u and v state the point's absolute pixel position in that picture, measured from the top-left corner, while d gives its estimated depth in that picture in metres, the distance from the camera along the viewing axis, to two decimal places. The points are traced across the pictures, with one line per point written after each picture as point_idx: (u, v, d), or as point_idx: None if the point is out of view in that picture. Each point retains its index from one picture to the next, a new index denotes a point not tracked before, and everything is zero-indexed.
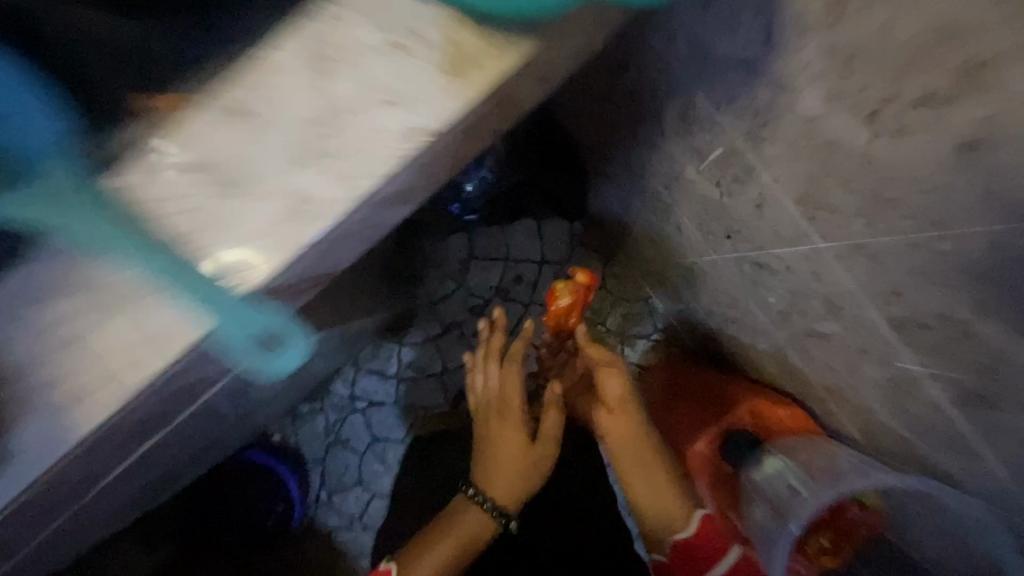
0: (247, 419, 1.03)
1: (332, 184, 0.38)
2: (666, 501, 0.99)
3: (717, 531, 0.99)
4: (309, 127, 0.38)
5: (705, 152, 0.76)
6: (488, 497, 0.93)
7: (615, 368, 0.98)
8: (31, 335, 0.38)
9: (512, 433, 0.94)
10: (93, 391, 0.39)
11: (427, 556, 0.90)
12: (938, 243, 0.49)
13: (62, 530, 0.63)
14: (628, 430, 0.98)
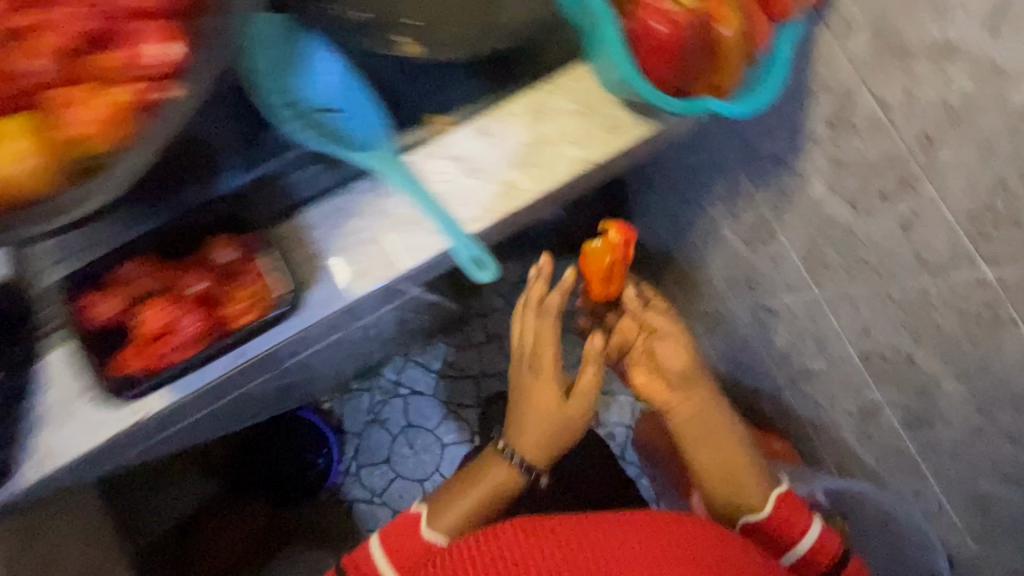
0: (329, 376, 1.21)
1: (533, 180, 0.65)
2: (740, 485, 0.76)
3: (803, 523, 0.73)
4: (525, 147, 0.66)
5: (740, 216, 0.99)
6: (517, 453, 0.75)
7: (669, 329, 0.80)
8: (341, 233, 0.64)
9: (546, 389, 0.74)
10: (366, 273, 0.63)
11: (450, 504, 0.72)
12: (900, 291, 0.72)
13: (221, 405, 0.81)
14: (682, 384, 0.79)
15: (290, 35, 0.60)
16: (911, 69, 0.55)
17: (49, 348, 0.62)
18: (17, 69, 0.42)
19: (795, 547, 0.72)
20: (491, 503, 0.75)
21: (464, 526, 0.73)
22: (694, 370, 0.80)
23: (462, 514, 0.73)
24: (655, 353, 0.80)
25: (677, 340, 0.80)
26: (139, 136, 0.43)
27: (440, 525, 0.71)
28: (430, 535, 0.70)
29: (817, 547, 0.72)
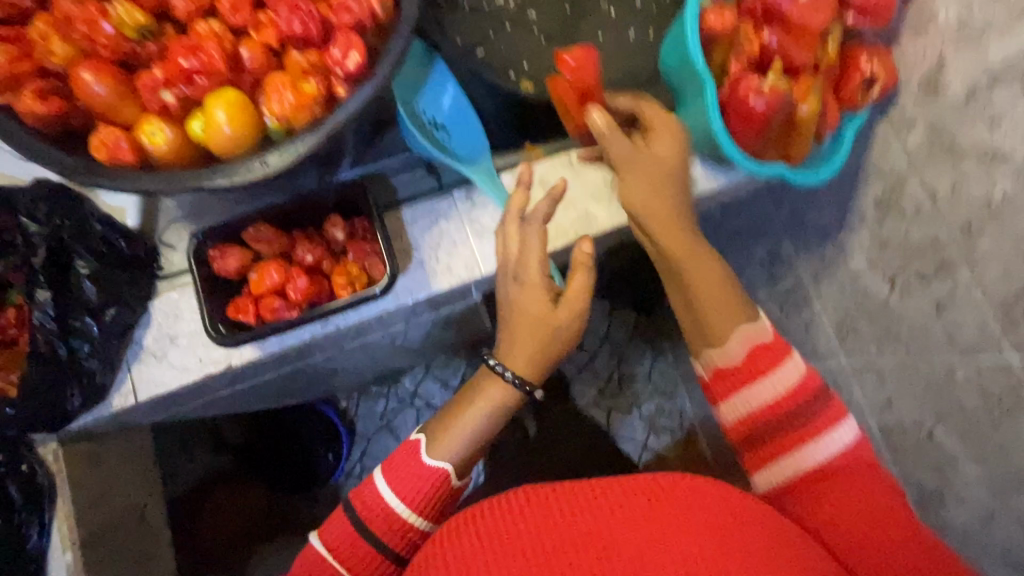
0: (356, 381, 1.21)
1: (606, 214, 0.74)
2: (729, 304, 0.64)
3: (774, 352, 0.62)
4: (604, 183, 0.74)
5: (780, 281, 1.02)
6: (508, 369, 0.64)
7: (637, 163, 0.64)
8: (434, 233, 0.72)
9: (535, 292, 0.63)
10: (448, 272, 0.71)
11: (446, 435, 0.63)
12: (919, 372, 0.75)
13: (271, 381, 0.85)
14: (659, 213, 0.64)
15: (423, 65, 0.72)
16: (959, 165, 0.62)
17: (164, 291, 0.69)
18: (238, 55, 0.50)
19: (730, 357, 0.63)
20: (490, 428, 0.64)
21: (470, 454, 0.63)
22: (670, 177, 0.65)
23: (466, 442, 0.63)
24: (630, 188, 0.64)
25: (662, 166, 0.65)
26: (323, 121, 0.49)
27: (441, 451, 0.62)
28: (433, 463, 0.62)
29: (794, 389, 0.61)
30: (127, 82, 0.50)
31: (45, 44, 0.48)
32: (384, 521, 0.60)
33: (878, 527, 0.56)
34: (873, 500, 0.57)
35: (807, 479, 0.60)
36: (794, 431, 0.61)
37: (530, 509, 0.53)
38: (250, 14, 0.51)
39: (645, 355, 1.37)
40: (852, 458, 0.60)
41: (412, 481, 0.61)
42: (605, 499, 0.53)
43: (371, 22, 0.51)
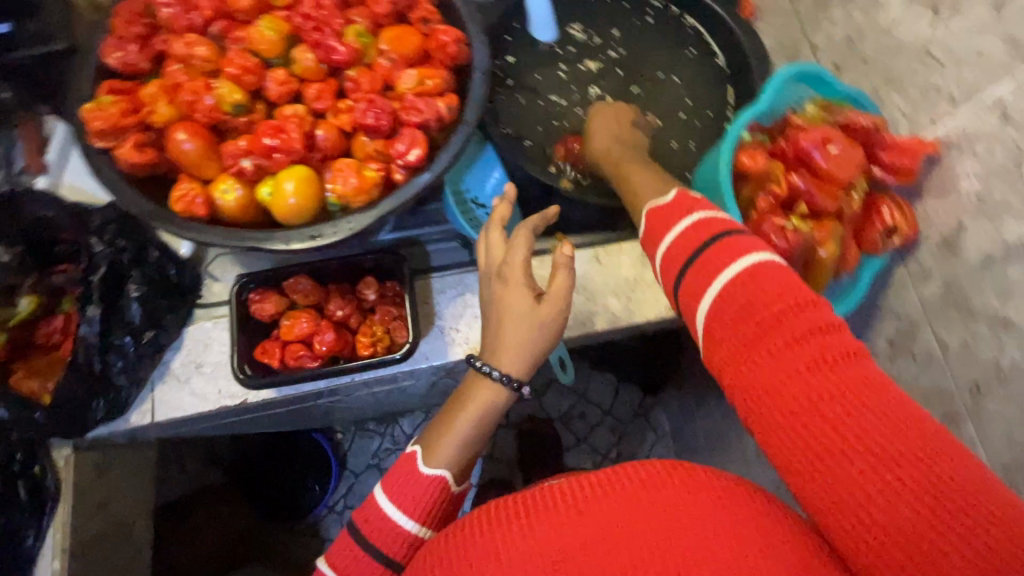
0: (354, 421, 1.23)
1: (624, 312, 0.77)
2: (652, 192, 0.60)
3: (677, 213, 0.52)
4: (625, 281, 0.78)
5: None
6: (495, 369, 0.56)
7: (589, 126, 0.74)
8: (457, 304, 0.75)
9: (514, 272, 0.56)
10: (465, 344, 0.74)
11: (443, 443, 0.55)
12: None
13: (277, 415, 0.87)
14: (603, 152, 0.71)
15: (474, 147, 0.79)
16: (971, 325, 0.63)
17: (200, 319, 0.74)
18: (314, 135, 0.57)
19: (674, 234, 0.50)
20: (483, 429, 0.56)
21: (464, 461, 0.56)
22: (635, 140, 0.72)
23: (464, 446, 0.56)
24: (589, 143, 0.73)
25: (599, 119, 0.74)
26: (379, 204, 0.54)
27: (437, 457, 0.54)
28: (431, 472, 0.54)
29: (720, 250, 0.46)
30: (213, 144, 0.56)
31: (155, 108, 0.56)
32: (390, 532, 0.53)
33: (845, 425, 0.37)
34: (838, 389, 0.38)
35: (766, 350, 0.41)
36: (780, 324, 0.41)
37: (509, 503, 0.46)
38: (331, 100, 0.57)
39: (646, 438, 1.36)
40: (812, 323, 0.41)
41: (410, 489, 0.54)
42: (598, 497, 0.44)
43: (435, 122, 0.57)
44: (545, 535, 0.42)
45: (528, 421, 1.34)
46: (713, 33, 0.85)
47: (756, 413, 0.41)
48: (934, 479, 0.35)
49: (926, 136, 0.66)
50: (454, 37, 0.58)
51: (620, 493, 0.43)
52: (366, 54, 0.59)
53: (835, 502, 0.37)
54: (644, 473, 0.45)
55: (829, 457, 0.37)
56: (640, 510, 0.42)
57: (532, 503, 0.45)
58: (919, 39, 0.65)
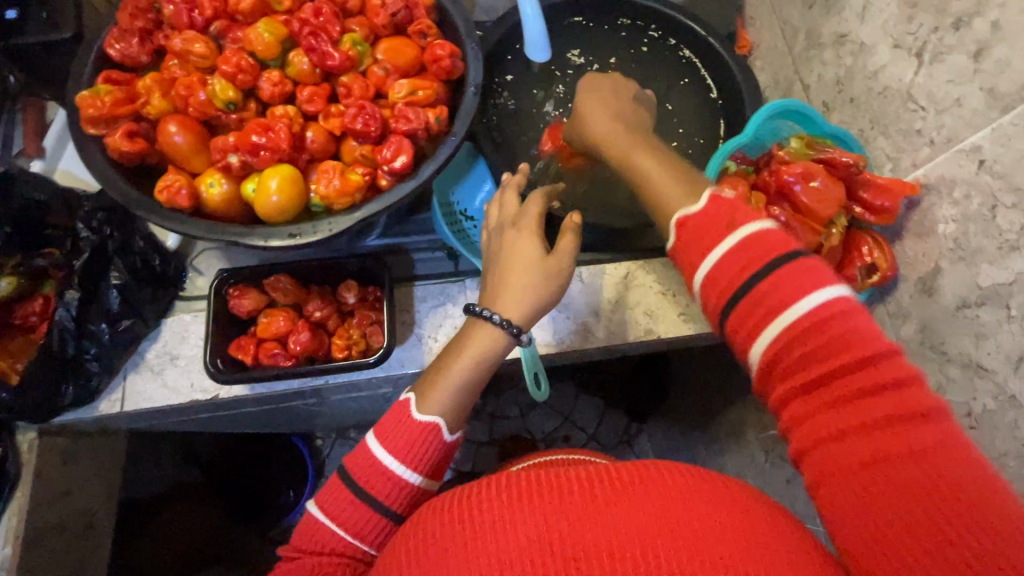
0: (335, 429, 1.23)
1: (604, 332, 0.77)
2: (678, 179, 0.55)
3: (712, 235, 0.49)
4: (606, 302, 0.78)
5: (766, 425, 1.00)
6: (497, 314, 0.57)
7: (585, 104, 0.67)
8: (436, 313, 0.75)
9: (520, 237, 0.60)
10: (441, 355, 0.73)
11: (438, 389, 0.57)
12: None
13: (251, 414, 0.86)
14: (603, 128, 0.64)
15: (465, 162, 0.81)
16: (945, 368, 0.63)
17: (179, 311, 0.74)
18: (303, 136, 0.57)
19: (712, 260, 0.48)
20: (480, 374, 0.58)
21: (459, 408, 0.58)
22: (635, 117, 0.66)
23: (459, 393, 0.57)
24: (588, 120, 0.66)
25: (595, 96, 0.67)
26: (361, 208, 0.55)
27: (431, 404, 0.56)
28: (425, 418, 0.56)
29: (753, 296, 0.46)
30: (204, 139, 0.57)
31: (148, 99, 0.57)
32: (384, 480, 0.55)
33: (897, 477, 0.39)
34: (899, 445, 0.40)
35: (828, 399, 0.43)
36: (842, 375, 0.43)
37: (480, 494, 0.45)
38: (323, 104, 0.58)
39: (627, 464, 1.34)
40: (882, 378, 0.42)
41: (406, 439, 0.55)
42: (614, 495, 0.42)
43: (423, 131, 0.58)
44: (526, 540, 0.40)
45: (511, 440, 1.33)
46: (708, 67, 0.87)
47: (809, 456, 0.43)
48: (988, 540, 0.35)
49: (907, 178, 0.67)
50: (449, 51, 0.60)
51: (671, 512, 0.41)
52: (361, 62, 0.60)
53: (881, 551, 0.38)
54: (684, 487, 0.43)
55: (878, 506, 0.39)
56: (700, 533, 0.39)
57: (505, 496, 0.44)
58: (902, 85, 0.67)
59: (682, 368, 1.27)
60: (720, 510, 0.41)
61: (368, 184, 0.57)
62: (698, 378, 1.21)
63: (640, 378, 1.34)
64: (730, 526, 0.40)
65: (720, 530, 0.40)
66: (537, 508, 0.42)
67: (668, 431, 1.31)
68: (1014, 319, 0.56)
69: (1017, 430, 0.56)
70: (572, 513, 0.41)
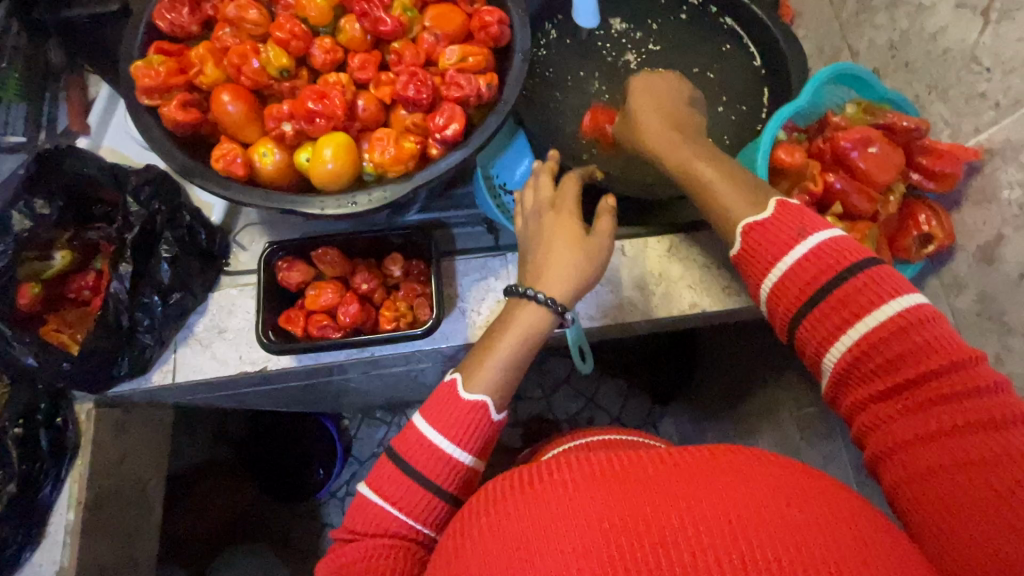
0: (363, 408, 1.20)
1: (647, 306, 0.76)
2: (740, 189, 0.54)
3: (785, 239, 0.48)
4: (648, 276, 0.77)
5: (802, 403, 0.98)
6: (540, 292, 0.58)
7: (638, 111, 0.66)
8: (478, 286, 0.76)
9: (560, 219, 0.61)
10: (485, 328, 0.73)
11: (482, 370, 0.57)
12: None
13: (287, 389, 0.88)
14: (657, 136, 0.62)
15: (505, 134, 0.80)
16: (1006, 339, 0.61)
17: (225, 285, 0.75)
18: (355, 105, 0.57)
19: (784, 265, 0.48)
20: (526, 353, 0.59)
21: (506, 387, 0.58)
22: (685, 120, 0.64)
23: (504, 372, 0.58)
24: (641, 128, 0.64)
25: (649, 104, 0.66)
26: (415, 175, 0.55)
27: (478, 382, 0.57)
28: (471, 397, 0.56)
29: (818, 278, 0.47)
30: (256, 108, 0.57)
31: (201, 68, 0.57)
32: (435, 462, 0.54)
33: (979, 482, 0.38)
34: (981, 450, 0.39)
35: (904, 407, 0.43)
36: (927, 379, 0.42)
37: (535, 480, 0.46)
38: (374, 71, 0.58)
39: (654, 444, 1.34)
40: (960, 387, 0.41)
41: (452, 418, 0.55)
42: (674, 473, 0.43)
43: (474, 97, 0.57)
44: (598, 503, 0.41)
45: (537, 420, 1.34)
46: (751, 35, 0.85)
47: (889, 459, 0.43)
48: None
49: (968, 144, 0.64)
50: (500, 17, 0.59)
51: (749, 498, 0.40)
52: (410, 28, 0.59)
53: (970, 556, 0.37)
54: (741, 465, 0.44)
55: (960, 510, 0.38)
56: (779, 519, 0.39)
57: (562, 480, 0.44)
58: (964, 45, 0.64)
59: (711, 348, 1.26)
60: (783, 485, 0.42)
61: (419, 153, 0.57)
62: (728, 358, 1.19)
63: (667, 359, 1.32)
64: (794, 502, 0.40)
65: (785, 504, 0.40)
66: (598, 490, 0.42)
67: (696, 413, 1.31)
68: None
69: None
70: (637, 494, 0.42)
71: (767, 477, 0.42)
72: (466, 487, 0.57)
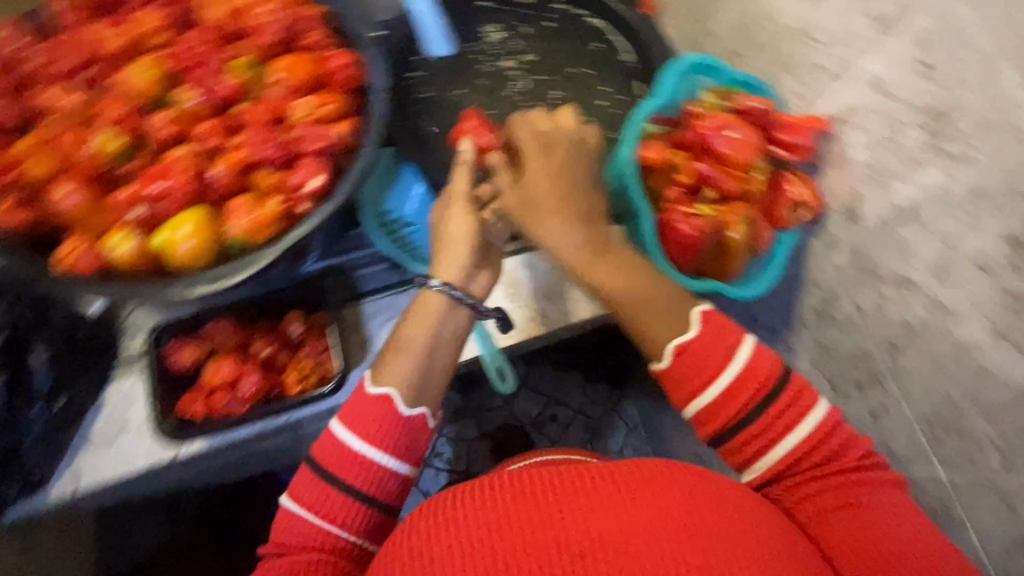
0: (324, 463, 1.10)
1: (558, 315, 0.77)
2: (665, 309, 0.56)
3: (709, 369, 0.53)
4: (554, 286, 0.78)
5: None
6: (435, 280, 0.62)
7: (540, 204, 0.58)
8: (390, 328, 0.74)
9: (455, 208, 0.63)
10: None
11: (392, 367, 0.59)
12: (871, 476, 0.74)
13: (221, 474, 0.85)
14: (568, 243, 0.58)
15: (390, 171, 0.79)
16: (881, 288, 0.65)
17: (121, 377, 0.71)
18: (205, 175, 0.54)
19: (709, 391, 0.53)
20: (434, 345, 0.61)
21: (415, 380, 0.59)
22: (579, 172, 0.60)
23: (411, 367, 0.59)
24: (547, 228, 0.58)
25: (552, 194, 0.58)
26: (282, 239, 0.53)
27: (386, 376, 0.59)
28: (378, 391, 0.58)
29: (741, 381, 0.53)
30: (102, 197, 0.53)
31: (26, 166, 0.52)
32: (363, 473, 0.57)
33: (866, 521, 0.48)
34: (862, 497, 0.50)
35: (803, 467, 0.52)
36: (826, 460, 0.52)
37: (473, 496, 0.48)
38: (222, 137, 0.55)
39: (618, 429, 1.36)
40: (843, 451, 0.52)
41: (369, 419, 0.58)
42: (589, 487, 0.46)
43: (332, 147, 0.56)
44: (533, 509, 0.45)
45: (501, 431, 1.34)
46: (614, 29, 0.87)
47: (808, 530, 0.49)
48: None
49: (817, 110, 0.67)
50: (348, 60, 0.58)
51: (657, 512, 0.43)
52: (252, 87, 0.58)
53: None
54: (635, 477, 0.47)
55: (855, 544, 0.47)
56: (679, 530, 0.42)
57: (500, 495, 0.47)
58: (797, 21, 0.68)
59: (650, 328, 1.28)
60: (671, 490, 0.45)
61: (286, 213, 0.54)
62: None
63: (613, 345, 1.35)
64: (680, 506, 0.44)
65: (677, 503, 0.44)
66: (535, 501, 0.45)
67: (646, 393, 1.33)
68: (929, 232, 0.58)
69: (951, 335, 0.59)
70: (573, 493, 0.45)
71: (658, 485, 0.46)
72: (400, 495, 0.59)
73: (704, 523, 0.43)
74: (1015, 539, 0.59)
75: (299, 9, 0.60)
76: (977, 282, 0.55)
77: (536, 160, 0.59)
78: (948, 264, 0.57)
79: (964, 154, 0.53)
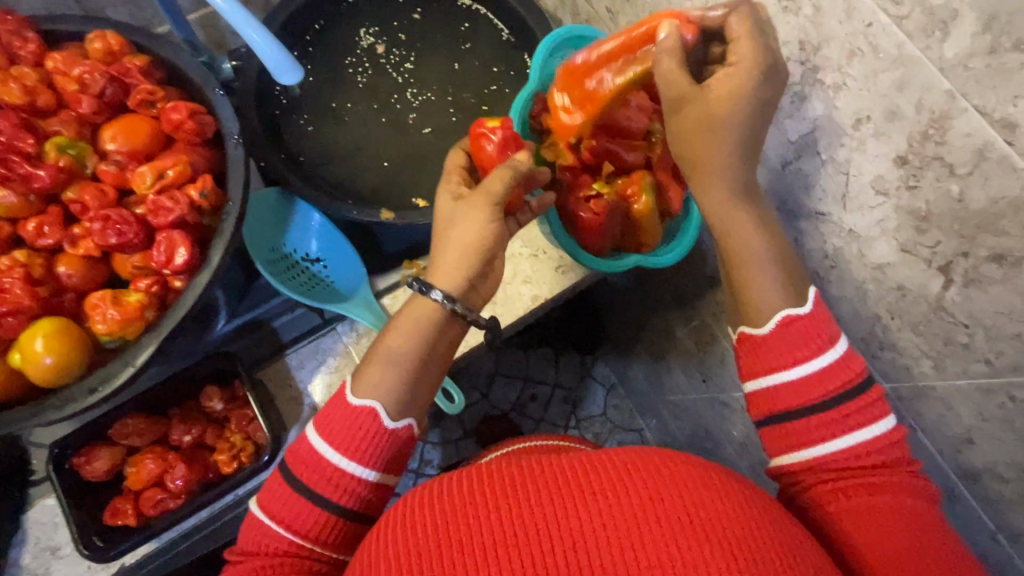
0: None
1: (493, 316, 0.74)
2: (783, 278, 0.53)
3: (814, 344, 0.50)
4: None
5: (686, 319, 0.98)
6: (438, 291, 0.54)
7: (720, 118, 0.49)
8: (317, 374, 0.71)
9: (475, 206, 0.54)
10: None
11: (390, 381, 0.52)
12: None
13: None
14: (720, 168, 0.52)
15: (281, 206, 0.69)
16: (795, 224, 0.64)
17: (39, 497, 0.65)
18: (57, 274, 0.50)
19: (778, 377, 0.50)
20: (425, 356, 0.54)
21: (401, 389, 0.52)
22: (764, 108, 0.50)
23: (400, 378, 0.53)
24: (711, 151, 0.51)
25: (732, 126, 0.50)
26: (150, 330, 0.48)
27: (366, 385, 0.52)
28: (360, 402, 0.51)
29: (822, 376, 0.49)
30: None
31: None
32: (330, 481, 0.50)
33: (903, 530, 0.44)
34: (896, 504, 0.46)
35: (842, 470, 0.48)
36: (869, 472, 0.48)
37: (454, 496, 0.43)
38: (65, 232, 0.51)
39: (596, 393, 1.37)
40: (896, 457, 0.49)
41: (342, 430, 0.50)
42: (575, 475, 0.42)
43: (193, 214, 0.51)
44: (538, 508, 0.41)
45: (483, 424, 1.30)
46: (487, 7, 0.82)
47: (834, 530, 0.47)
48: None
49: None
50: (187, 111, 0.53)
51: (623, 496, 0.41)
52: (83, 164, 0.53)
53: None
54: (594, 469, 0.43)
55: (885, 549, 0.44)
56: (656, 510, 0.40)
57: (496, 492, 0.42)
58: None
59: (601, 291, 1.26)
60: (642, 482, 0.41)
61: (156, 297, 0.50)
62: (618, 297, 1.20)
63: (575, 313, 1.32)
64: (652, 498, 0.40)
65: (649, 489, 0.41)
66: (526, 493, 0.42)
67: (614, 354, 1.33)
68: (827, 162, 0.57)
69: (865, 258, 0.59)
70: (575, 480, 0.42)
71: (619, 471, 0.42)
72: (375, 504, 0.52)
73: (671, 516, 0.39)
74: (957, 436, 0.61)
75: (121, 65, 0.54)
76: (878, 205, 0.54)
77: (742, 84, 0.48)
78: (850, 192, 0.56)
79: (839, 83, 0.52)
